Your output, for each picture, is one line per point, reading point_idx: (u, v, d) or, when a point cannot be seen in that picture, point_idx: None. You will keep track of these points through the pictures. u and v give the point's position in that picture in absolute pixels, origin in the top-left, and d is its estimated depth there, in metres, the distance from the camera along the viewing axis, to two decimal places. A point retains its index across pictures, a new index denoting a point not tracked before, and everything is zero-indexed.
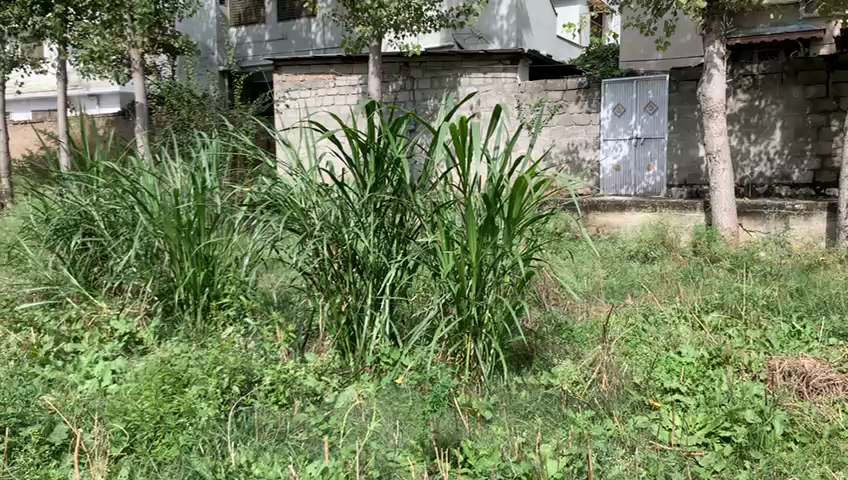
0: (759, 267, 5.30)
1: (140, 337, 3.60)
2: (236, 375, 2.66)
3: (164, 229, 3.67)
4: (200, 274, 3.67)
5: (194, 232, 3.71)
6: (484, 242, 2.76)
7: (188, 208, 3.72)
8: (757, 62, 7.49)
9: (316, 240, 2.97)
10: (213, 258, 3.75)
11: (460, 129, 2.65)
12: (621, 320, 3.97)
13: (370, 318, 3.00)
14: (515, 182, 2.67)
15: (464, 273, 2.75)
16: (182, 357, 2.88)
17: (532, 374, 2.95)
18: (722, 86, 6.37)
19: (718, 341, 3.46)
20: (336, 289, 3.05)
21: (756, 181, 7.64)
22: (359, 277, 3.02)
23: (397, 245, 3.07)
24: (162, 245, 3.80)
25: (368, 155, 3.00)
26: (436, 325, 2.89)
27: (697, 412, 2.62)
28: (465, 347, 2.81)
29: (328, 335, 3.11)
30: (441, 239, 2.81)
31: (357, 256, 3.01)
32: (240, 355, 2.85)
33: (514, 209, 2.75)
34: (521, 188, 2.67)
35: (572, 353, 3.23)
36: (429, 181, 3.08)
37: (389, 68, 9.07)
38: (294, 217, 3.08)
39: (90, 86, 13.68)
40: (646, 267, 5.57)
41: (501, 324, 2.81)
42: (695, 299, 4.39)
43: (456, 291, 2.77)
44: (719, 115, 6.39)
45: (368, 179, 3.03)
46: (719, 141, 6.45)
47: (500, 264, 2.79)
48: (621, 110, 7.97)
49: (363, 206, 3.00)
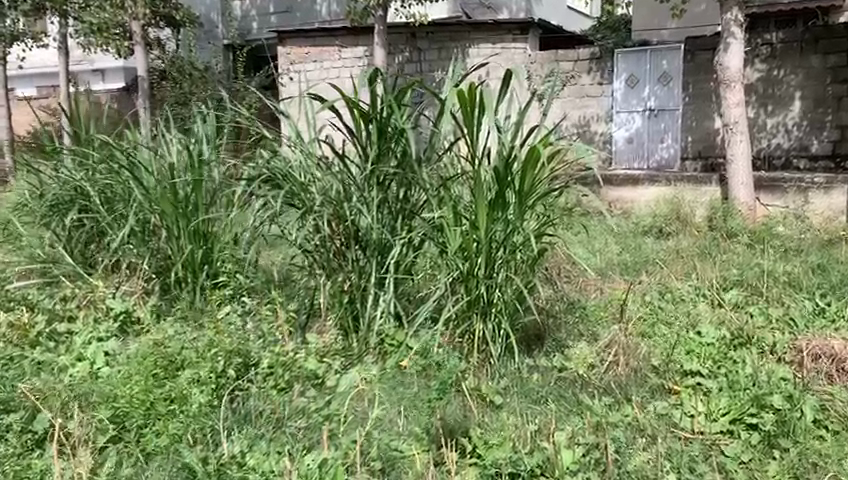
0: (777, 242, 5.13)
1: (136, 316, 3.48)
2: (233, 358, 2.53)
3: (159, 205, 3.54)
4: (198, 250, 3.54)
5: (191, 208, 3.57)
6: (494, 217, 2.60)
7: (185, 183, 3.58)
8: (775, 31, 7.23)
9: (317, 216, 2.85)
10: (212, 234, 3.60)
11: (468, 98, 2.53)
12: (637, 299, 3.81)
13: (373, 297, 2.85)
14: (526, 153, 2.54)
15: (472, 251, 2.60)
16: (176, 339, 2.75)
17: (544, 356, 2.81)
18: (739, 55, 6.13)
19: (740, 321, 3.30)
20: (339, 267, 2.92)
21: (774, 153, 7.41)
22: (361, 255, 2.87)
23: (402, 221, 2.89)
24: (157, 222, 3.62)
25: (369, 126, 2.82)
26: (442, 304, 2.74)
27: (720, 396, 2.47)
28: (473, 328, 2.66)
29: (330, 315, 2.96)
30: (449, 215, 2.65)
31: (360, 233, 2.85)
32: (237, 336, 2.72)
33: (525, 182, 2.61)
34: (532, 160, 2.55)
35: (586, 333, 3.08)
36: (436, 154, 2.89)
37: (395, 40, 8.85)
38: (293, 191, 2.92)
39: (95, 61, 13.47)
40: (660, 243, 5.39)
41: (511, 304, 2.66)
42: (713, 276, 4.22)
43: (464, 270, 2.62)
44: (736, 85, 6.15)
45: (370, 151, 2.85)
46: (736, 112, 6.21)
47: (511, 240, 2.62)
48: (633, 82, 7.75)
49: (366, 180, 2.84)
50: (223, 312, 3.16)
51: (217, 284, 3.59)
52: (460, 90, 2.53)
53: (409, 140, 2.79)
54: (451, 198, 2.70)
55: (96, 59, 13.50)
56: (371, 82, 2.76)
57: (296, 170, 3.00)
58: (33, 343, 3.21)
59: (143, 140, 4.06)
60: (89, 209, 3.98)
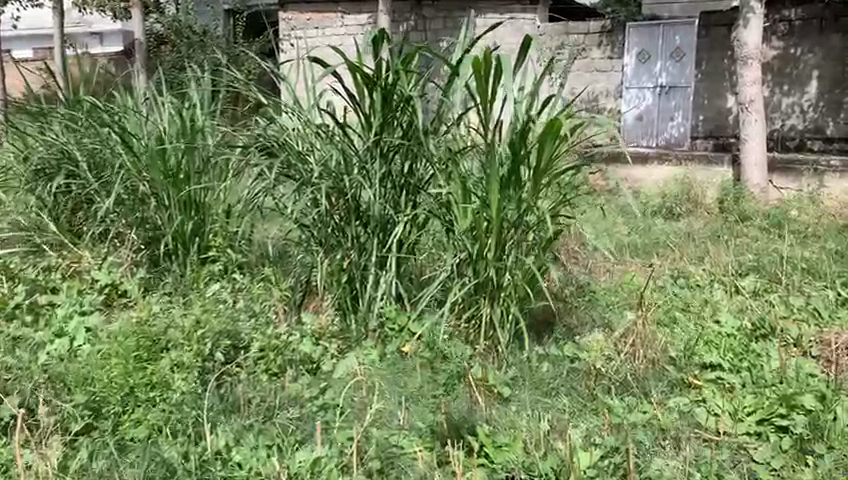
0: (792, 226, 4.94)
1: (122, 289, 3.31)
2: (221, 340, 2.34)
3: (150, 172, 3.33)
4: (188, 222, 3.34)
5: (182, 177, 3.36)
6: (506, 196, 2.40)
7: (176, 149, 3.38)
8: (794, 7, 6.98)
9: (315, 188, 2.63)
10: (203, 205, 3.40)
11: (483, 64, 2.28)
12: (650, 284, 3.63)
13: (374, 277, 2.69)
14: (546, 125, 2.30)
15: (482, 231, 2.41)
16: (162, 318, 2.57)
17: (555, 343, 2.63)
18: (759, 31, 5.88)
19: (760, 310, 3.12)
20: (337, 245, 2.71)
21: (787, 134, 7.19)
22: (362, 232, 2.67)
23: (406, 196, 2.71)
24: (146, 191, 3.37)
25: (372, 93, 2.59)
26: (448, 287, 2.57)
27: (745, 394, 2.31)
28: (480, 312, 2.49)
29: (328, 294, 2.79)
30: (457, 190, 2.47)
31: (361, 208, 2.65)
32: (226, 316, 2.54)
33: (542, 157, 2.38)
34: (553, 132, 2.30)
35: (599, 318, 2.91)
36: (443, 125, 2.70)
37: (400, 7, 8.54)
38: (290, 161, 2.75)
39: (92, 24, 13.16)
40: (671, 224, 5.20)
41: (522, 288, 2.47)
42: (728, 261, 4.04)
43: (473, 252, 2.44)
44: (754, 63, 5.91)
45: (373, 120, 2.63)
46: (753, 90, 5.99)
47: (524, 221, 2.43)
48: (646, 57, 7.51)
49: (368, 151, 2.65)
50: (210, 290, 2.96)
51: (208, 258, 3.39)
52: (476, 54, 2.27)
53: (416, 109, 2.57)
54: (459, 173, 2.52)
55: (94, 23, 13.19)
56: (377, 45, 2.55)
57: (293, 139, 2.80)
58: (11, 315, 3.04)
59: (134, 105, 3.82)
60: (77, 174, 3.75)
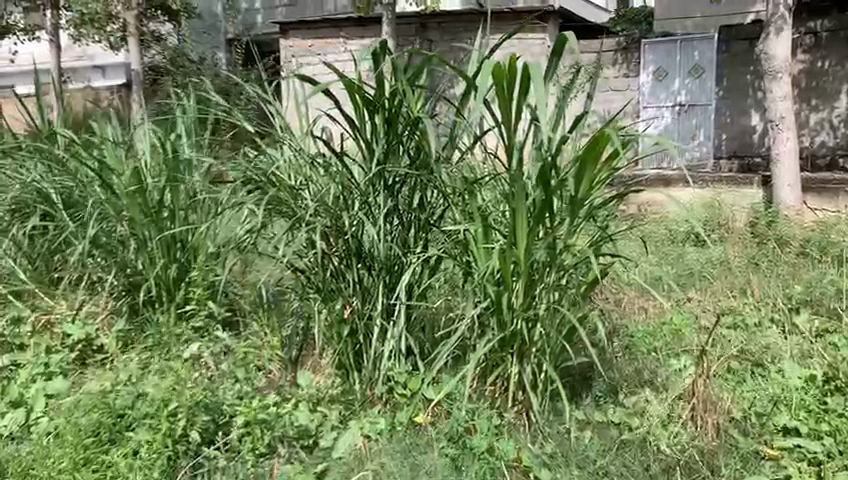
0: (837, 250, 4.52)
1: (99, 344, 2.94)
2: (195, 417, 1.94)
3: (127, 211, 2.93)
4: (172, 266, 2.96)
5: (166, 216, 2.99)
6: (535, 234, 2.00)
7: (157, 186, 3.00)
8: (821, 18, 6.68)
9: (309, 228, 2.25)
10: (189, 245, 3.00)
11: (506, 74, 1.88)
12: (693, 327, 3.23)
13: (380, 330, 2.29)
14: (587, 146, 1.89)
15: (509, 274, 2.01)
16: (133, 385, 2.18)
17: (598, 406, 2.24)
18: (788, 42, 5.51)
19: (830, 356, 2.70)
20: (336, 291, 2.33)
21: (818, 152, 6.81)
22: (365, 275, 2.30)
23: (416, 234, 2.33)
24: (124, 232, 2.98)
25: (374, 115, 2.21)
26: (467, 341, 2.19)
27: (838, 469, 1.94)
28: (508, 372, 2.10)
29: (327, 350, 2.40)
30: (477, 228, 2.08)
31: (363, 248, 2.28)
32: (206, 387, 2.15)
33: (581, 185, 1.97)
34: (595, 154, 1.89)
35: (646, 369, 2.51)
36: (457, 150, 2.30)
37: (405, 31, 8.21)
38: (280, 197, 2.36)
39: (94, 57, 12.88)
40: (703, 250, 4.78)
41: (559, 343, 2.09)
42: (777, 294, 3.64)
43: (494, 299, 2.04)
44: (783, 76, 5.55)
45: (375, 147, 2.24)
46: (784, 106, 5.60)
47: (559, 261, 2.05)
48: (661, 76, 7.16)
49: (370, 184, 2.26)
50: (190, 350, 2.57)
51: (187, 312, 2.97)
52: (498, 64, 1.88)
53: (427, 132, 2.17)
54: (478, 206, 2.13)
55: (96, 55, 12.91)
56: (377, 60, 2.14)
57: (285, 172, 2.41)
58: None
59: (113, 136, 3.41)
60: (55, 215, 3.29)
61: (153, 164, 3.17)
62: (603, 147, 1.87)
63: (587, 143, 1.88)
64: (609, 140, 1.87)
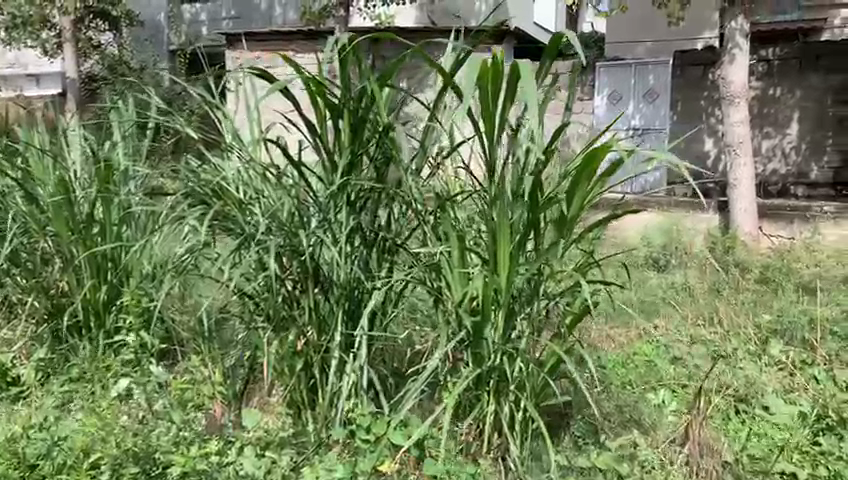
0: (797, 278, 4.47)
1: (14, 376, 2.63)
2: (122, 469, 1.63)
3: (52, 226, 2.61)
4: (102, 288, 2.62)
5: (97, 231, 2.67)
6: (518, 260, 1.80)
7: (87, 197, 2.69)
8: (772, 47, 7.06)
9: (260, 246, 1.99)
10: (121, 264, 2.65)
11: (492, 75, 1.65)
12: (666, 358, 3.06)
13: (338, 364, 2.06)
14: (583, 158, 1.67)
15: (489, 304, 1.80)
16: (50, 429, 1.87)
17: (580, 448, 2.04)
18: (745, 68, 5.50)
19: (816, 390, 2.57)
20: (289, 320, 2.09)
21: (770, 179, 7.20)
22: (322, 301, 2.08)
23: (380, 257, 2.12)
24: (49, 250, 2.72)
25: (337, 121, 1.96)
26: (439, 379, 1.94)
27: None
28: (483, 413, 1.87)
29: (277, 385, 2.17)
30: (452, 251, 1.87)
31: (322, 272, 2.05)
32: (135, 430, 1.85)
33: (572, 203, 1.74)
34: (591, 168, 1.67)
35: (628, 404, 2.32)
36: (427, 164, 2.08)
37: None
38: (227, 212, 2.09)
39: (29, 65, 12.27)
40: (664, 275, 4.65)
41: (541, 380, 1.87)
42: (747, 321, 3.52)
43: (469, 333, 1.82)
44: (741, 101, 5.52)
45: (338, 157, 1.99)
46: (740, 131, 5.56)
47: (542, 290, 1.86)
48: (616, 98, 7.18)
49: (332, 199, 2.03)
50: (120, 386, 2.31)
51: (116, 344, 2.64)
52: (483, 62, 1.65)
53: (397, 142, 1.94)
54: (453, 226, 1.91)
55: (30, 64, 12.29)
56: (343, 59, 1.91)
57: (232, 183, 2.15)
58: None
59: (38, 141, 3.06)
60: None
61: (83, 175, 2.85)
62: (601, 158, 1.65)
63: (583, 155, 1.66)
64: (608, 151, 1.66)
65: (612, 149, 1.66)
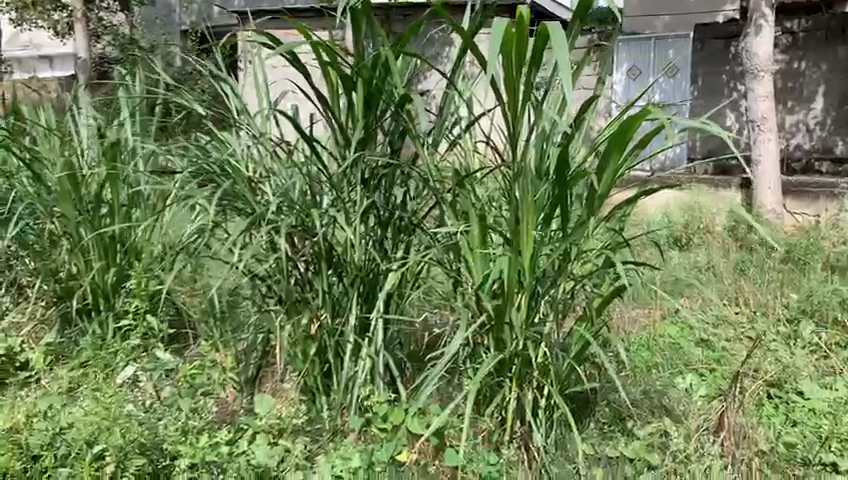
0: (823, 257, 4.33)
1: (23, 360, 2.57)
2: (129, 461, 1.59)
3: (59, 206, 2.52)
4: (111, 271, 2.54)
5: (105, 212, 2.59)
6: (541, 241, 1.70)
7: (94, 177, 2.60)
8: (799, 18, 6.64)
9: (271, 227, 1.90)
10: (131, 246, 2.57)
11: (518, 38, 1.53)
12: (693, 341, 2.96)
13: (353, 348, 1.98)
14: (616, 126, 1.55)
15: (512, 288, 1.70)
16: (54, 417, 1.82)
17: (607, 436, 1.95)
18: (770, 41, 5.31)
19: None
20: (302, 303, 2.01)
21: (794, 154, 6.85)
22: (336, 283, 2.00)
23: (396, 237, 2.02)
24: (56, 231, 2.61)
25: (351, 94, 1.85)
26: (458, 365, 1.85)
27: None
28: (506, 401, 1.78)
29: (289, 371, 2.09)
30: (472, 230, 1.77)
31: (336, 253, 1.96)
32: (141, 417, 1.78)
33: (602, 177, 1.63)
34: (625, 138, 1.56)
35: (656, 389, 2.23)
36: (445, 138, 1.98)
37: None
38: (237, 190, 2.00)
39: (42, 47, 12.22)
40: (686, 254, 4.52)
41: (567, 366, 1.78)
42: (775, 302, 3.41)
43: (490, 317, 1.74)
44: (765, 75, 5.34)
45: (352, 133, 1.89)
46: (763, 106, 5.40)
47: (568, 272, 1.75)
48: (635, 73, 6.97)
49: (345, 177, 1.94)
50: (130, 372, 2.32)
51: (124, 328, 2.53)
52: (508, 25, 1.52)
53: (414, 115, 1.83)
54: (473, 204, 1.82)
55: (45, 46, 12.25)
56: (356, 26, 1.80)
57: (241, 161, 2.05)
58: None
59: (43, 120, 2.95)
60: None
61: (92, 154, 2.78)
62: (636, 128, 1.53)
63: (617, 124, 1.54)
64: (644, 120, 1.54)
65: (647, 118, 1.54)
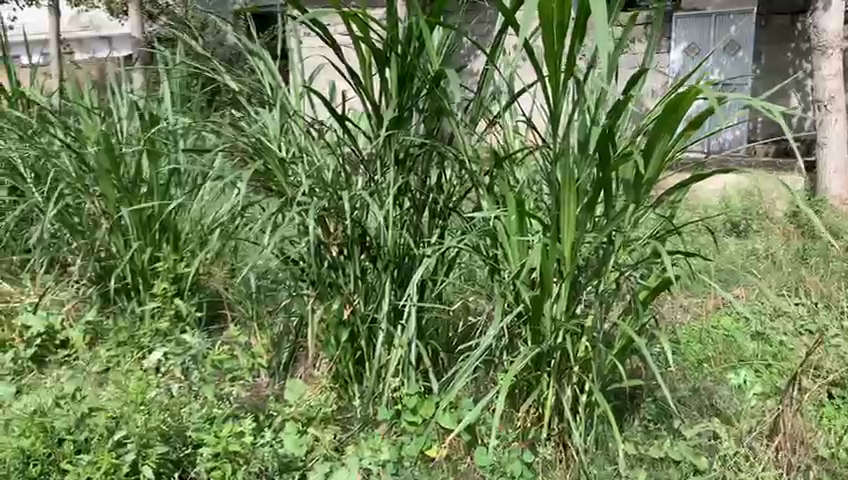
0: None
1: (62, 340, 2.56)
2: (149, 449, 1.57)
3: (98, 185, 2.44)
4: (149, 251, 2.48)
5: (144, 191, 2.53)
6: (583, 228, 1.59)
7: (133, 154, 2.54)
8: None
9: (302, 209, 1.83)
10: (170, 226, 2.51)
11: (559, 8, 1.40)
12: (747, 333, 2.81)
13: (386, 336, 1.91)
14: (665, 105, 1.42)
15: (551, 277, 1.60)
16: (82, 401, 1.79)
17: (651, 434, 1.85)
18: (840, 16, 5.00)
19: None
20: (333, 288, 1.94)
21: None
22: (369, 267, 1.93)
23: (431, 220, 1.94)
24: (95, 211, 2.53)
25: (384, 70, 1.77)
26: (494, 358, 1.76)
27: None
28: (544, 396, 1.69)
29: (321, 357, 2.03)
30: (511, 215, 1.66)
31: (369, 237, 1.89)
32: (167, 404, 1.82)
33: (649, 159, 1.51)
34: (675, 118, 1.43)
35: (704, 385, 2.11)
36: (484, 117, 1.88)
37: None
38: (268, 170, 1.92)
39: (101, 27, 12.42)
40: (742, 241, 4.33)
41: (609, 361, 1.68)
42: (839, 294, 3.21)
43: (528, 308, 1.64)
44: (835, 52, 5.05)
45: (386, 111, 1.80)
46: (831, 86, 5.11)
47: (612, 261, 1.64)
48: (693, 52, 6.70)
49: (378, 157, 1.86)
50: (157, 355, 2.20)
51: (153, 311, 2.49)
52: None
53: (450, 92, 1.73)
54: (512, 188, 1.71)
55: (102, 27, 12.44)
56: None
57: (274, 139, 1.97)
58: None
59: (86, 98, 2.91)
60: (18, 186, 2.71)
61: (132, 132, 2.74)
62: (686, 107, 1.40)
63: (666, 103, 1.42)
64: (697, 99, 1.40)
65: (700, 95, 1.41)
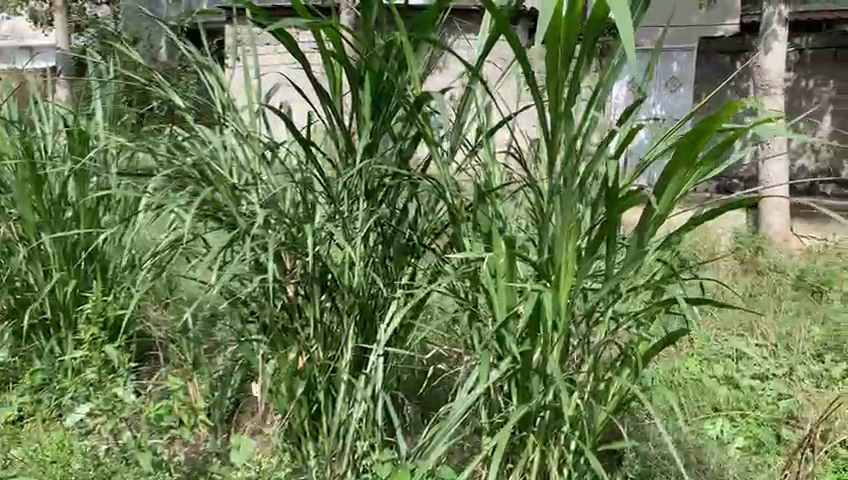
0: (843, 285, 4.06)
1: None
2: None
3: (16, 206, 2.15)
4: (72, 284, 2.20)
5: (69, 215, 2.26)
6: (581, 275, 1.43)
7: (58, 174, 2.26)
8: None
9: (257, 243, 1.61)
10: (98, 255, 2.23)
11: (568, 24, 1.23)
12: (713, 376, 2.70)
13: (348, 389, 1.69)
14: (684, 135, 1.27)
15: (543, 329, 1.43)
16: None
17: None
18: (781, 59, 5.11)
19: None
20: (289, 332, 1.72)
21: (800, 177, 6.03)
22: (330, 311, 1.72)
23: (401, 258, 1.75)
24: (11, 236, 2.22)
25: (357, 91, 1.58)
26: (473, 418, 1.57)
27: None
28: (530, 462, 1.51)
29: (272, 411, 1.80)
30: (496, 257, 1.48)
31: (331, 277, 1.68)
32: None
33: (661, 196, 1.37)
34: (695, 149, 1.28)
35: (686, 440, 1.96)
36: (462, 147, 1.71)
37: None
38: (216, 199, 1.69)
39: (24, 37, 11.81)
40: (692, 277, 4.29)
41: (600, 422, 1.51)
42: (795, 335, 3.16)
43: (516, 363, 1.45)
44: (776, 91, 5.06)
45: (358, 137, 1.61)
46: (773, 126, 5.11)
47: (607, 310, 1.49)
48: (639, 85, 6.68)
49: (346, 188, 1.66)
50: (76, 417, 2.03)
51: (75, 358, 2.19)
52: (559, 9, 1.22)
53: (429, 119, 1.55)
54: (496, 226, 1.54)
55: (27, 37, 11.83)
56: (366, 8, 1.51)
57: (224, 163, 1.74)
58: None
59: (2, 109, 2.57)
60: None
61: (56, 149, 2.45)
62: (709, 138, 1.26)
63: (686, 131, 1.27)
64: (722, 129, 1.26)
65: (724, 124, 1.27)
